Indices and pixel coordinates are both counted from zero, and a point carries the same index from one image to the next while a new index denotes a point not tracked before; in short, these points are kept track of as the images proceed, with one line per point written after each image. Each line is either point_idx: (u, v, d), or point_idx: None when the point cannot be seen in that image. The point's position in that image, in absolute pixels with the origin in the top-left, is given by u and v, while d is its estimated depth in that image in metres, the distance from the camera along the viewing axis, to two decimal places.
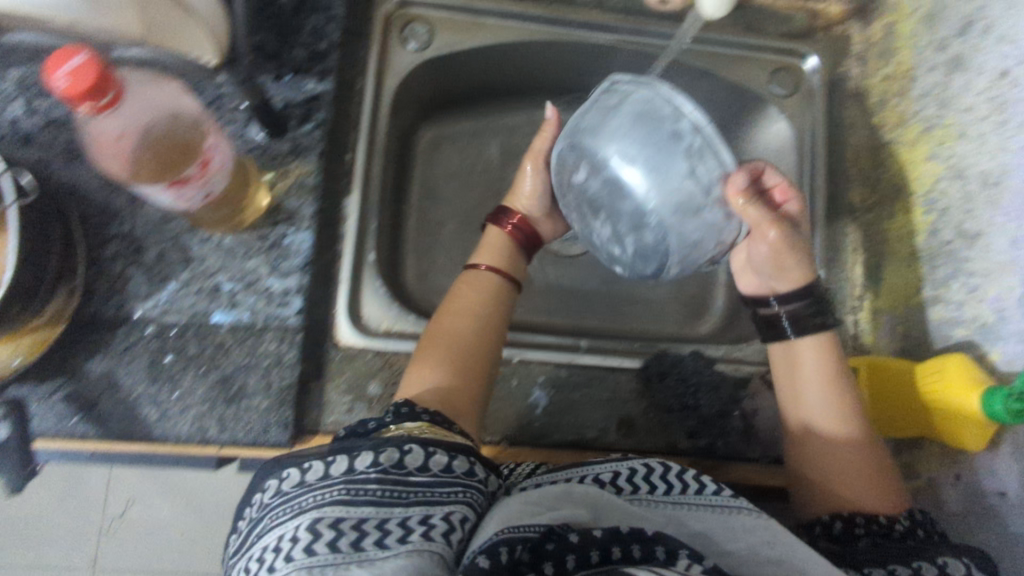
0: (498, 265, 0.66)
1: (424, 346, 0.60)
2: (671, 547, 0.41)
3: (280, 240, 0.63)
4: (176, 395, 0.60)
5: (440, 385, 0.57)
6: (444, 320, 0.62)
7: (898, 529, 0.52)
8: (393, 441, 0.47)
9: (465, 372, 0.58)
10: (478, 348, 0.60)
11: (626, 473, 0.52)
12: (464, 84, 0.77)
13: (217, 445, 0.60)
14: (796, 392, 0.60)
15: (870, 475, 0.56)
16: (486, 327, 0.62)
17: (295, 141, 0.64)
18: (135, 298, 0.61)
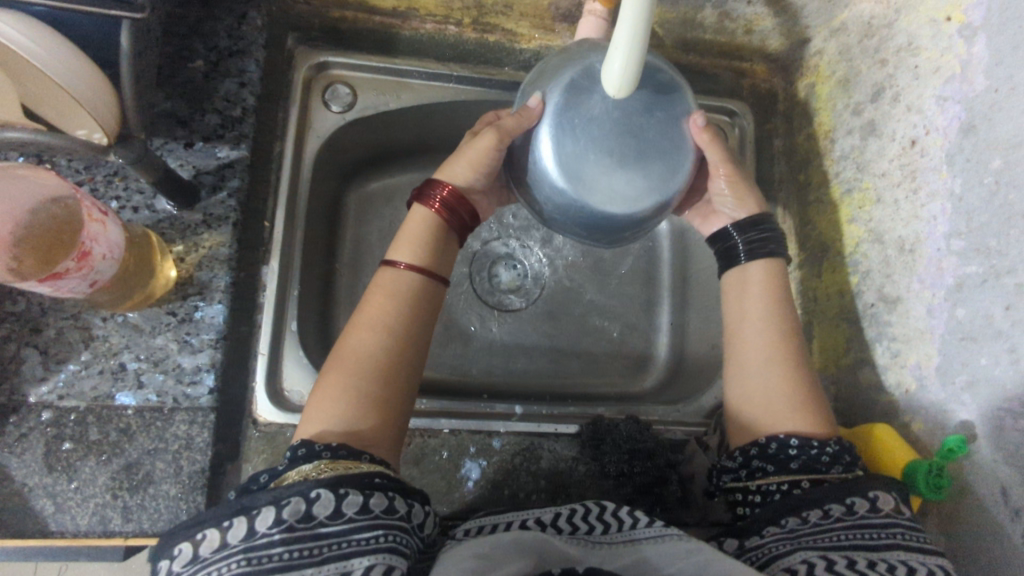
0: (427, 251, 0.58)
1: (339, 360, 0.53)
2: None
3: (191, 314, 0.60)
4: (74, 486, 0.56)
5: (364, 399, 0.51)
6: (355, 331, 0.54)
7: (827, 457, 0.51)
8: (325, 485, 0.42)
9: (374, 409, 0.51)
10: (391, 349, 0.54)
11: (567, 514, 0.50)
12: (396, 142, 0.78)
13: (120, 537, 0.56)
14: (742, 355, 0.58)
15: (793, 398, 0.55)
16: (404, 323, 0.55)
17: (206, 210, 0.62)
18: (29, 381, 0.57)
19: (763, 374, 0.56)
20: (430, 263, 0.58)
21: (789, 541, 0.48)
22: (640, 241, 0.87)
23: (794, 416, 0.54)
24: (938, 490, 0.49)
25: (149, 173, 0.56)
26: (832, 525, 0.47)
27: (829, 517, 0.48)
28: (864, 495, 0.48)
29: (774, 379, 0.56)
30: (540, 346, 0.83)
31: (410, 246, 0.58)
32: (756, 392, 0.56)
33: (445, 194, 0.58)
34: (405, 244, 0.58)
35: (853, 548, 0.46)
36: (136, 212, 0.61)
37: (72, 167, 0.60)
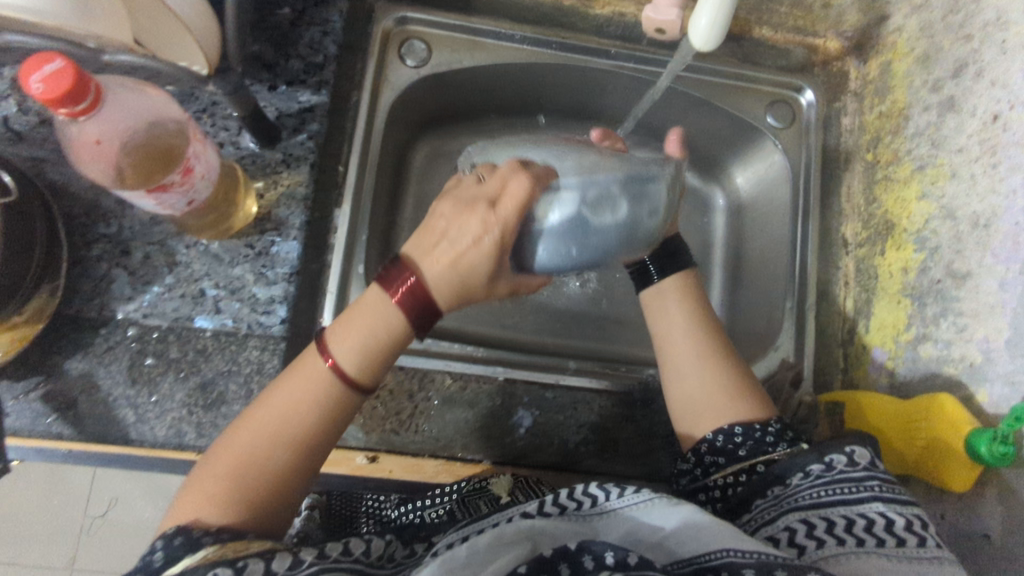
0: (360, 328, 0.48)
1: (229, 443, 0.47)
2: (598, 553, 0.40)
3: (268, 248, 0.63)
4: (154, 399, 0.59)
5: (258, 487, 0.46)
6: (246, 420, 0.48)
7: (770, 437, 0.55)
8: (222, 564, 0.39)
9: (271, 494, 0.46)
10: (310, 437, 0.48)
11: (551, 498, 0.46)
12: (465, 102, 0.80)
13: (194, 450, 0.59)
14: (677, 361, 0.62)
15: (709, 394, 0.59)
16: (329, 432, 0.48)
17: (286, 151, 0.65)
18: (118, 299, 0.60)
19: (704, 376, 0.60)
20: (375, 350, 0.49)
21: (774, 508, 0.50)
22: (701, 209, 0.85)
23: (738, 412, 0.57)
24: (1004, 458, 0.49)
25: (239, 109, 0.58)
26: (809, 481, 0.49)
27: (809, 474, 0.49)
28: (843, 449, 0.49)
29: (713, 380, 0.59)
30: (589, 313, 0.84)
31: (354, 345, 0.48)
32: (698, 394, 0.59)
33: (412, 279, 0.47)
34: (353, 329, 0.48)
35: (830, 505, 0.47)
36: (221, 148, 0.64)
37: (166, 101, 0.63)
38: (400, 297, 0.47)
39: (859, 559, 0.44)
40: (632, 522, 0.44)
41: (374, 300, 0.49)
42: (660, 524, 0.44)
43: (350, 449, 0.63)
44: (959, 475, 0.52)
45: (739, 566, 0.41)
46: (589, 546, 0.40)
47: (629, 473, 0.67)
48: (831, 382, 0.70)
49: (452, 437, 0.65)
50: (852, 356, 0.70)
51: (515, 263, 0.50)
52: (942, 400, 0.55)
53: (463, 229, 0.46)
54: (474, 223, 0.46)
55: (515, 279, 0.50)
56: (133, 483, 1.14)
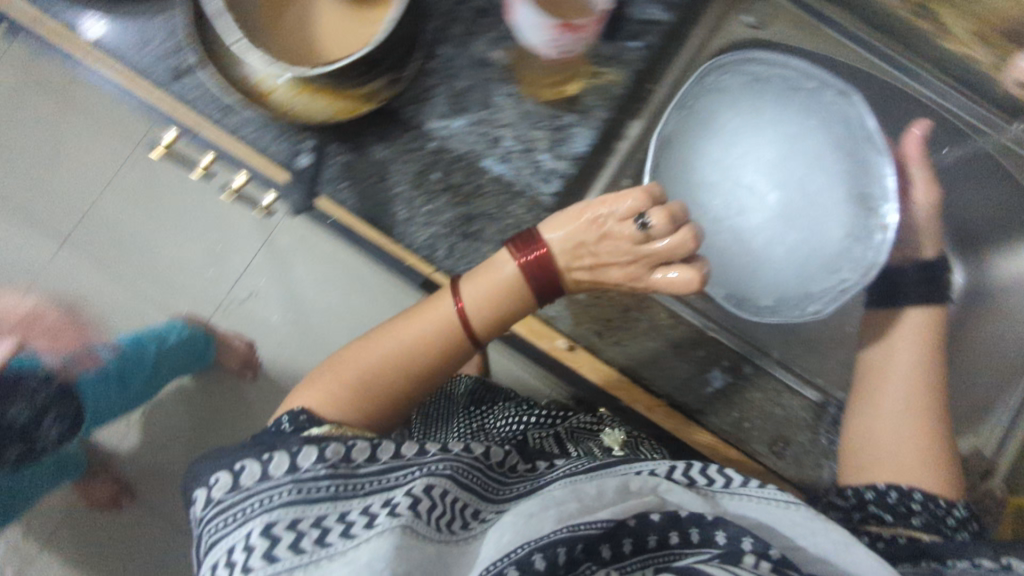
0: (490, 295, 0.56)
1: (343, 356, 0.57)
2: (730, 534, 0.44)
3: (569, 127, 0.67)
4: (426, 209, 0.65)
5: (364, 389, 0.55)
6: (400, 322, 0.58)
7: (952, 519, 0.56)
8: (337, 438, 0.46)
9: (352, 387, 0.55)
10: (399, 356, 0.56)
11: (682, 468, 0.51)
12: None
13: (439, 266, 0.66)
14: (884, 395, 0.65)
15: (916, 453, 0.61)
16: (407, 353, 0.57)
17: (619, 50, 0.68)
18: (432, 113, 0.66)
19: (897, 424, 0.63)
20: (468, 310, 0.57)
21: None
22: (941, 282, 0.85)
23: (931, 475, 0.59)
24: None
25: None
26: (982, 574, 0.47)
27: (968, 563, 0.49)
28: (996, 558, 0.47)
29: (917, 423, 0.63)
30: None
31: (477, 285, 0.56)
32: (887, 431, 0.63)
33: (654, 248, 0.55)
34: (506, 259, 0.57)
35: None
36: None
37: None
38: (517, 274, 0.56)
39: None
40: (761, 516, 0.49)
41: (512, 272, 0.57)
42: (803, 538, 0.48)
43: (556, 330, 0.68)
44: None
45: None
46: (723, 525, 0.45)
47: (789, 477, 0.67)
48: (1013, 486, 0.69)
49: (644, 363, 0.68)
50: None
51: (653, 267, 0.57)
52: None
53: (614, 247, 0.56)
54: (614, 220, 0.55)
55: (651, 278, 0.57)
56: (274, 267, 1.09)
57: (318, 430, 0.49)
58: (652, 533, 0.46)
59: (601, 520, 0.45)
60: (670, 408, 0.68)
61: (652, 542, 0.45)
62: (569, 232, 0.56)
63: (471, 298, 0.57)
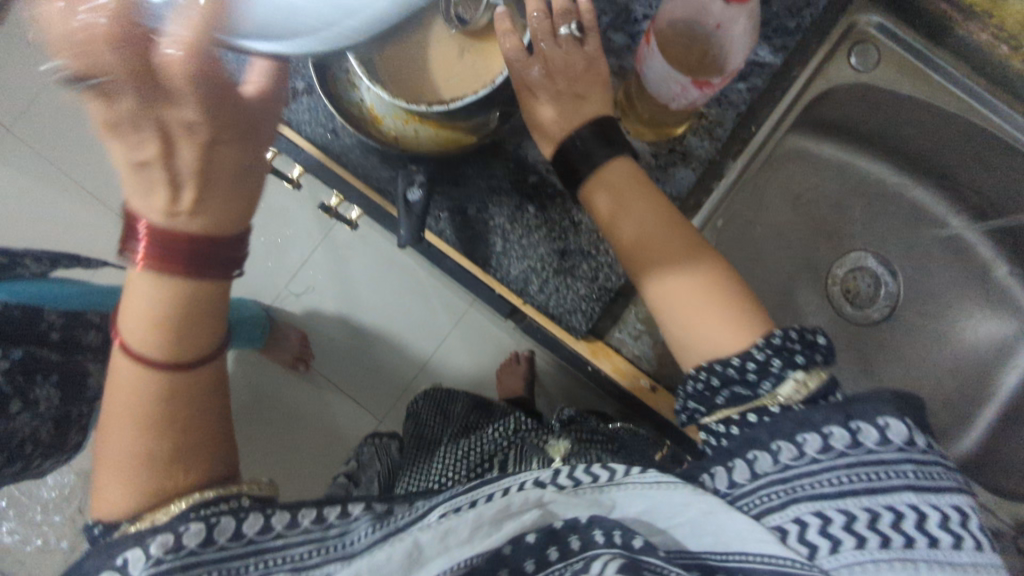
0: (185, 336, 0.45)
1: (110, 419, 0.47)
2: (606, 529, 0.45)
3: (668, 168, 0.67)
4: (522, 242, 0.66)
5: (143, 458, 0.45)
6: (118, 386, 0.47)
7: (796, 346, 0.46)
8: (197, 508, 0.44)
9: (128, 461, 0.45)
10: (139, 404, 0.46)
11: (563, 471, 0.49)
12: (859, 118, 0.82)
13: (528, 299, 0.67)
14: (699, 318, 0.52)
15: (713, 302, 0.52)
16: (146, 401, 0.46)
17: (724, 90, 0.67)
18: (533, 146, 0.66)
19: (713, 324, 0.51)
20: (180, 305, 0.44)
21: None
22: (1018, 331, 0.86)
23: (727, 329, 0.50)
24: None
25: None
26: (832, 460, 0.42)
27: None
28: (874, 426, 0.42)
29: (728, 327, 0.50)
30: (851, 359, 0.90)
31: (143, 321, 0.44)
32: (733, 338, 0.50)
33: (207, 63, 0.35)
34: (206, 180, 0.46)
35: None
36: None
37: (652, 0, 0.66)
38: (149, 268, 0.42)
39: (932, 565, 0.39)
40: (647, 504, 0.47)
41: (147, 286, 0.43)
42: (677, 514, 0.45)
43: (638, 370, 0.69)
44: None
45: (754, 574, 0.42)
46: (599, 523, 0.45)
47: None
48: None
49: None
50: None
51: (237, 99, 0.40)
52: None
53: (203, 92, 0.38)
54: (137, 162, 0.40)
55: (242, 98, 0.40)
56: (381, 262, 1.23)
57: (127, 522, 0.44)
58: (529, 557, 0.46)
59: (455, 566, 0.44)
60: None
61: (556, 555, 0.46)
62: (189, 156, 0.40)
63: (167, 349, 0.45)
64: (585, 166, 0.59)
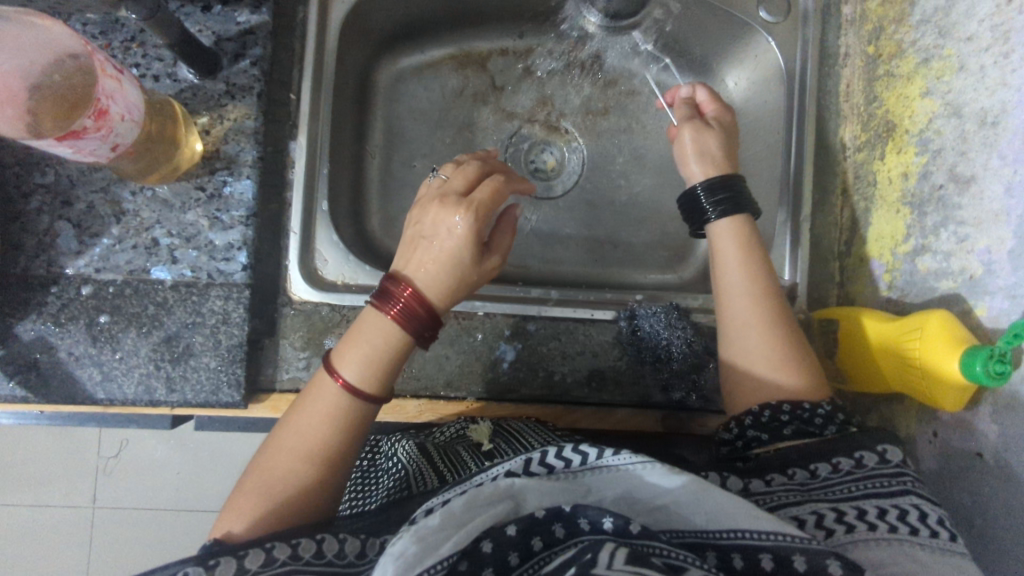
0: (379, 368, 0.46)
1: (254, 475, 0.45)
2: (593, 517, 0.38)
3: (220, 189, 0.59)
4: (117, 358, 0.57)
5: (267, 499, 0.43)
6: (276, 444, 0.46)
7: (819, 420, 0.49)
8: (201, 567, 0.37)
9: (255, 502, 0.43)
10: (324, 451, 0.45)
11: (537, 457, 0.42)
12: (422, 11, 0.74)
13: (167, 406, 0.58)
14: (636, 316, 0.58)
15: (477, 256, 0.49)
16: (324, 462, 0.45)
17: (230, 81, 0.59)
18: (66, 255, 0.57)
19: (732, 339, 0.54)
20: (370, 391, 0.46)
21: (797, 492, 0.45)
22: None
23: (775, 382, 0.52)
24: (1001, 378, 0.45)
25: (163, 37, 0.52)
26: (842, 478, 0.45)
27: (838, 471, 0.46)
28: (873, 447, 0.46)
29: (766, 337, 0.53)
30: (579, 236, 0.81)
31: (359, 362, 0.46)
32: (754, 374, 0.52)
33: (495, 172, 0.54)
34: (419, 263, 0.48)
35: (865, 497, 0.44)
36: (156, 81, 0.58)
37: (88, 32, 0.56)
38: (400, 316, 0.46)
39: (888, 547, 0.41)
40: (623, 487, 0.40)
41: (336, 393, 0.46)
42: (658, 496, 0.40)
43: None
44: (941, 392, 0.50)
45: (756, 550, 0.37)
46: (584, 509, 0.38)
47: (617, 403, 0.66)
48: (825, 298, 0.68)
49: (434, 375, 0.64)
50: (847, 270, 0.67)
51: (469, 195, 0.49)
52: (935, 317, 0.50)
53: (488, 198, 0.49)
54: (450, 202, 0.48)
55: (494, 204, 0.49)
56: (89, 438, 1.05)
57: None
58: (512, 550, 0.37)
59: (444, 554, 0.35)
60: (481, 403, 0.65)
61: (540, 544, 0.38)
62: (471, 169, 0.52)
63: (353, 372, 0.46)
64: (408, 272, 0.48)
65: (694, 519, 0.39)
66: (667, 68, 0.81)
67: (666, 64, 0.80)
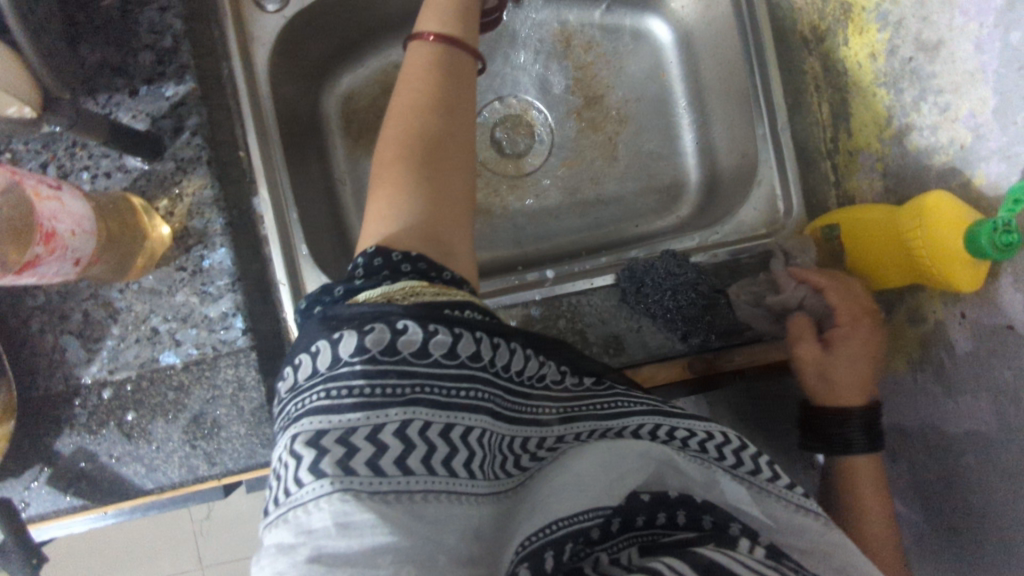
0: (457, 110, 0.49)
1: (376, 198, 0.46)
2: (721, 520, 0.40)
3: (200, 265, 0.60)
4: (155, 447, 0.59)
5: (423, 200, 0.45)
6: (379, 172, 0.47)
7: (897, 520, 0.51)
8: (442, 324, 0.38)
9: (427, 211, 0.45)
10: (433, 150, 0.46)
11: (703, 438, 0.44)
12: (346, 31, 0.72)
13: (212, 479, 0.60)
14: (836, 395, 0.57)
15: (456, 65, 0.51)
16: (447, 169, 0.47)
17: (177, 156, 0.59)
18: (78, 365, 0.59)
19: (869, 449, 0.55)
20: (442, 95, 0.48)
21: None
22: (647, 50, 0.79)
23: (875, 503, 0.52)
24: (1008, 250, 0.43)
25: (98, 137, 0.52)
26: None
27: None
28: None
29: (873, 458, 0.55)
30: (566, 203, 0.79)
31: (420, 82, 0.49)
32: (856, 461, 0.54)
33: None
34: (431, 16, 0.52)
35: None
36: (109, 177, 0.58)
37: (33, 149, 0.57)
38: (440, 44, 0.50)
39: None
40: (763, 508, 0.42)
41: (421, 120, 0.47)
42: (794, 533, 0.42)
43: None
44: (953, 278, 0.48)
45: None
46: (711, 507, 0.40)
47: (640, 361, 0.65)
48: (825, 201, 0.65)
49: None
50: (840, 167, 0.64)
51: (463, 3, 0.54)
52: (938, 196, 0.48)
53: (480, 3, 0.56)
54: None
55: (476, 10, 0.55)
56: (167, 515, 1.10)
57: (370, 341, 0.36)
58: (642, 513, 0.38)
59: (602, 505, 0.38)
60: None
61: (661, 519, 0.39)
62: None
63: (426, 88, 0.49)
64: (411, 55, 0.51)
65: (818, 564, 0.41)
66: (610, 11, 0.79)
67: (608, 6, 0.78)
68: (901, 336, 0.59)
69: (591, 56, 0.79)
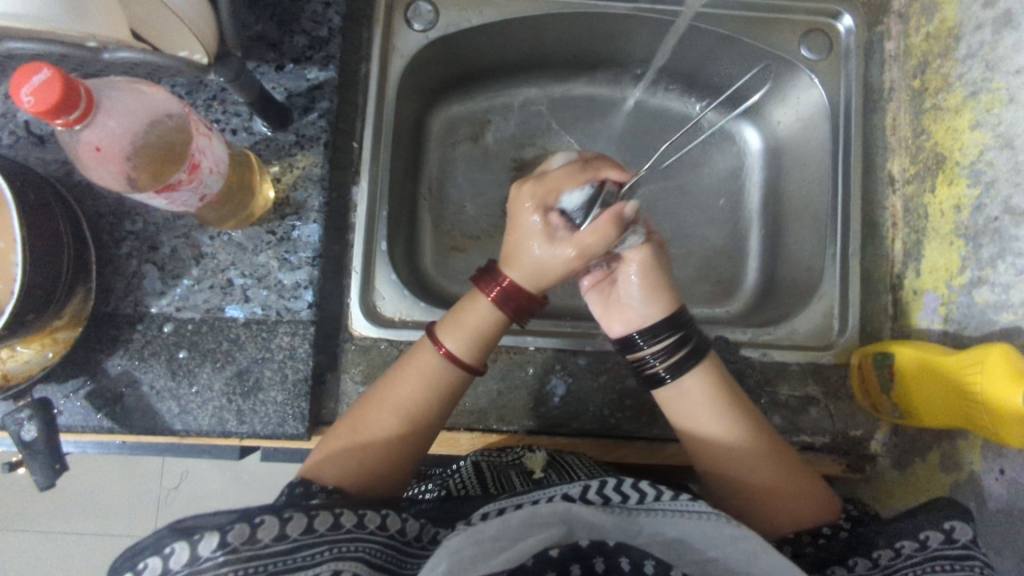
0: (428, 401, 0.56)
1: (337, 438, 0.55)
2: (635, 559, 0.43)
3: (289, 233, 0.63)
4: (194, 390, 0.61)
5: (373, 476, 0.54)
6: (348, 421, 0.56)
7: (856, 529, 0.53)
8: (296, 509, 0.43)
9: (365, 479, 0.53)
10: (396, 438, 0.55)
11: (595, 486, 0.45)
12: (472, 66, 0.78)
13: (237, 436, 0.61)
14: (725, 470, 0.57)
15: (441, 384, 0.56)
16: (398, 473, 0.55)
17: (299, 132, 0.64)
18: (151, 295, 0.61)
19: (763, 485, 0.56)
20: (425, 415, 0.56)
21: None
22: (733, 153, 0.82)
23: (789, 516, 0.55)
24: None
25: (245, 96, 0.57)
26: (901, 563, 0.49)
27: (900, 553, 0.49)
28: (938, 525, 0.48)
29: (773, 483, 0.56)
30: None
31: (404, 416, 0.55)
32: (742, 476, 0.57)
33: (503, 281, 0.56)
34: (453, 334, 0.57)
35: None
36: (235, 135, 0.63)
37: (177, 92, 0.62)
38: (446, 362, 0.56)
39: None
40: (680, 532, 0.43)
41: (416, 386, 0.56)
42: (714, 547, 0.43)
43: None
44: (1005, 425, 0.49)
45: None
46: (627, 550, 0.44)
47: (668, 437, 0.66)
48: (879, 331, 0.67)
49: (486, 412, 0.65)
50: (901, 303, 0.67)
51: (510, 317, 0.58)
52: (997, 348, 0.50)
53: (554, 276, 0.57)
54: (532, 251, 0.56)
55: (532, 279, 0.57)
56: (150, 469, 1.10)
57: (212, 542, 0.40)
58: (550, 569, 0.43)
59: (496, 567, 0.40)
60: (531, 436, 0.66)
61: (577, 572, 0.43)
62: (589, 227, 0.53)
63: (416, 385, 0.56)
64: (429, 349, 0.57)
65: (743, 572, 0.42)
66: (707, 110, 0.82)
67: (706, 106, 0.82)
68: (931, 478, 0.60)
69: (679, 146, 0.83)
